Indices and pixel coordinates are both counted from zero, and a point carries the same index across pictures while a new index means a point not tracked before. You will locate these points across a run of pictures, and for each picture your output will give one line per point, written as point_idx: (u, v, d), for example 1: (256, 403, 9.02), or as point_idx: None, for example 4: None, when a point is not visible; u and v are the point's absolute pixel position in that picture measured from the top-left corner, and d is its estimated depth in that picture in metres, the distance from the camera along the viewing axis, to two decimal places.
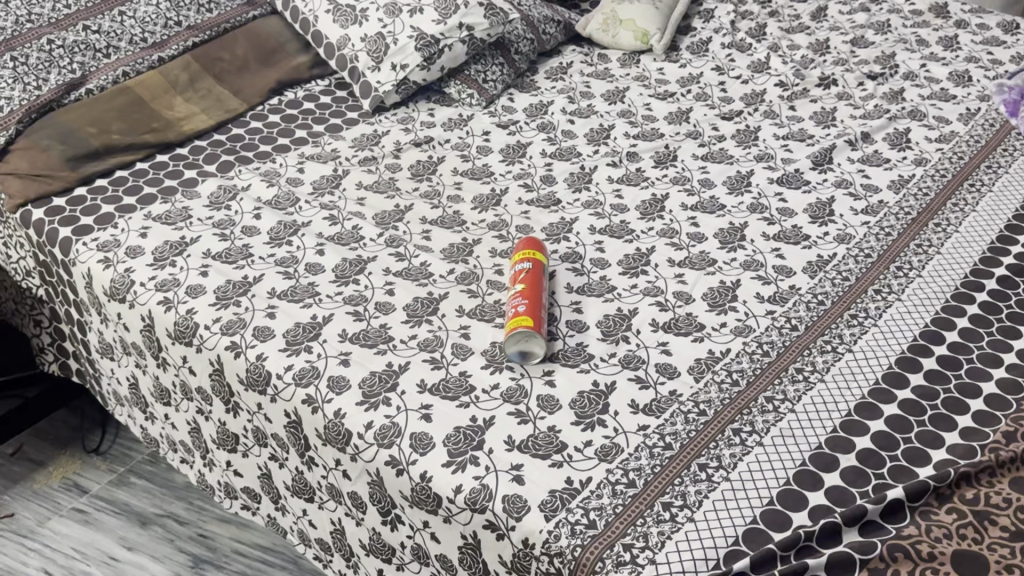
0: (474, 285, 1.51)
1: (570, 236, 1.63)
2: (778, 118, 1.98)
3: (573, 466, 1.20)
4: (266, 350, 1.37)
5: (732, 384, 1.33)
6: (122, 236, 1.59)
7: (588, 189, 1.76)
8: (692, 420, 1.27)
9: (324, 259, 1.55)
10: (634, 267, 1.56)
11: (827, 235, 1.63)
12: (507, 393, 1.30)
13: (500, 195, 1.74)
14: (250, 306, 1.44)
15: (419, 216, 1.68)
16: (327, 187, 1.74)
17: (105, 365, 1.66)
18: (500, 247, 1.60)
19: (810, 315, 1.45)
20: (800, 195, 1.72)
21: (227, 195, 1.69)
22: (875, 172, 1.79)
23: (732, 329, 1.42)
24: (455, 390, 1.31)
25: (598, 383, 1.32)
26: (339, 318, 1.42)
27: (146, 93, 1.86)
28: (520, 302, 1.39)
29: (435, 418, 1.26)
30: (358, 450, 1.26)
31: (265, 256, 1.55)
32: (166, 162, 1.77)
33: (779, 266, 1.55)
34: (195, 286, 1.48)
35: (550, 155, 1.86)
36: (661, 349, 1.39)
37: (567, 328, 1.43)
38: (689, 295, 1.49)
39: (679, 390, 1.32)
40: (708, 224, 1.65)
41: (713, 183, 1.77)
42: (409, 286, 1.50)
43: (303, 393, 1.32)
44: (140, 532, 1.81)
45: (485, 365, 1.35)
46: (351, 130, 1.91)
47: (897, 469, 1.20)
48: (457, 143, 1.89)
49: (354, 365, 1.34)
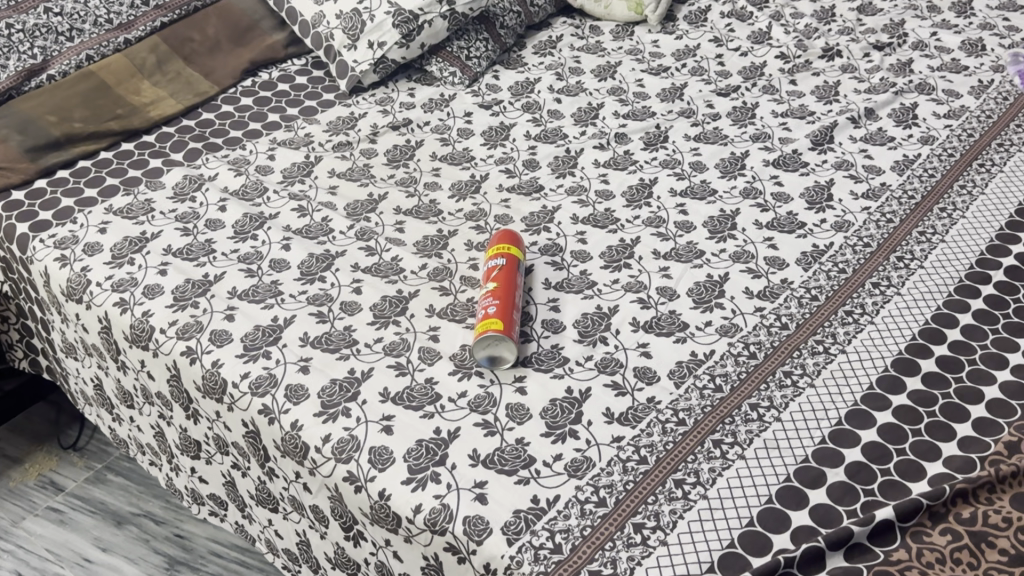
0: (447, 282, 1.43)
1: (551, 226, 1.55)
2: (778, 93, 1.87)
3: (541, 483, 1.12)
4: (223, 356, 1.30)
5: (714, 390, 1.24)
6: (81, 232, 1.52)
7: (573, 174, 1.67)
8: (670, 431, 1.19)
9: (290, 255, 1.47)
10: (616, 260, 1.47)
11: (824, 222, 1.53)
12: (475, 402, 1.23)
13: (480, 181, 1.66)
14: (208, 308, 1.37)
15: (393, 206, 1.59)
16: (298, 175, 1.66)
17: (70, 364, 1.60)
18: (476, 239, 1.52)
19: (802, 312, 1.36)
20: (797, 178, 1.63)
21: (192, 185, 1.62)
22: (878, 152, 1.69)
23: (718, 328, 1.34)
24: (419, 399, 1.23)
25: (572, 390, 1.24)
26: (301, 320, 1.35)
27: (111, 78, 1.78)
28: (491, 303, 1.30)
29: (396, 430, 1.19)
30: (316, 465, 1.20)
31: (228, 252, 1.48)
32: (132, 150, 1.70)
33: (770, 257, 1.46)
34: (153, 286, 1.41)
35: (534, 137, 1.77)
36: (640, 350, 1.30)
37: (542, 328, 1.35)
38: (673, 291, 1.40)
39: (658, 397, 1.23)
40: (698, 212, 1.56)
41: (706, 166, 1.67)
42: (378, 284, 1.42)
43: (259, 403, 1.25)
44: (116, 532, 1.76)
45: (452, 371, 1.27)
46: (327, 113, 1.82)
47: (889, 485, 1.12)
48: (437, 126, 1.80)
49: (314, 372, 1.27)
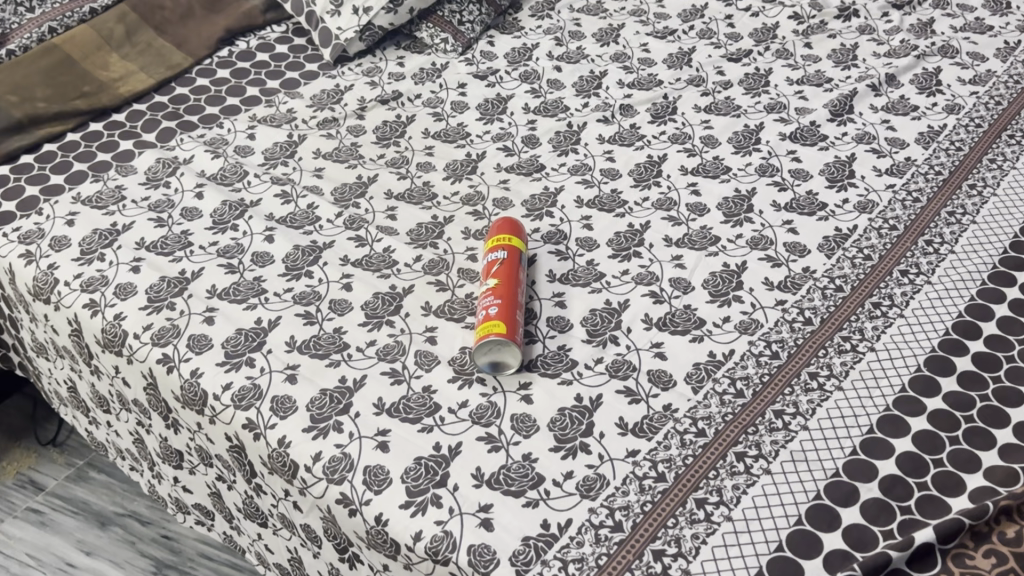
0: (443, 276, 1.33)
1: (554, 211, 1.44)
2: (792, 57, 1.75)
3: (551, 506, 1.03)
4: (203, 365, 1.20)
5: (735, 396, 1.14)
6: (47, 224, 1.41)
7: (575, 151, 1.56)
8: (689, 443, 1.09)
9: (274, 248, 1.37)
10: (624, 248, 1.37)
11: (847, 202, 1.43)
12: (477, 413, 1.13)
13: (476, 160, 1.55)
14: (186, 310, 1.27)
15: (384, 189, 1.49)
16: (280, 156, 1.55)
17: (42, 364, 1.50)
18: (474, 226, 1.41)
19: (826, 305, 1.26)
20: (815, 153, 1.52)
21: (166, 169, 1.50)
22: (900, 123, 1.58)
23: (737, 325, 1.24)
24: (417, 411, 1.14)
25: (581, 399, 1.15)
26: (288, 322, 1.25)
27: (77, 51, 1.66)
28: (492, 302, 1.20)
29: (392, 447, 1.10)
30: (306, 485, 1.10)
31: (206, 245, 1.37)
32: (101, 131, 1.58)
33: (791, 242, 1.36)
34: (125, 284, 1.31)
35: (534, 111, 1.66)
36: (654, 352, 1.21)
37: (548, 327, 1.25)
38: (687, 283, 1.30)
39: (675, 405, 1.14)
40: (711, 192, 1.46)
41: (718, 140, 1.56)
42: (369, 279, 1.32)
43: (243, 417, 1.15)
44: (100, 534, 1.68)
45: (452, 378, 1.18)
46: (310, 86, 1.71)
47: (927, 501, 1.03)
48: (429, 99, 1.68)
49: (302, 382, 1.17)
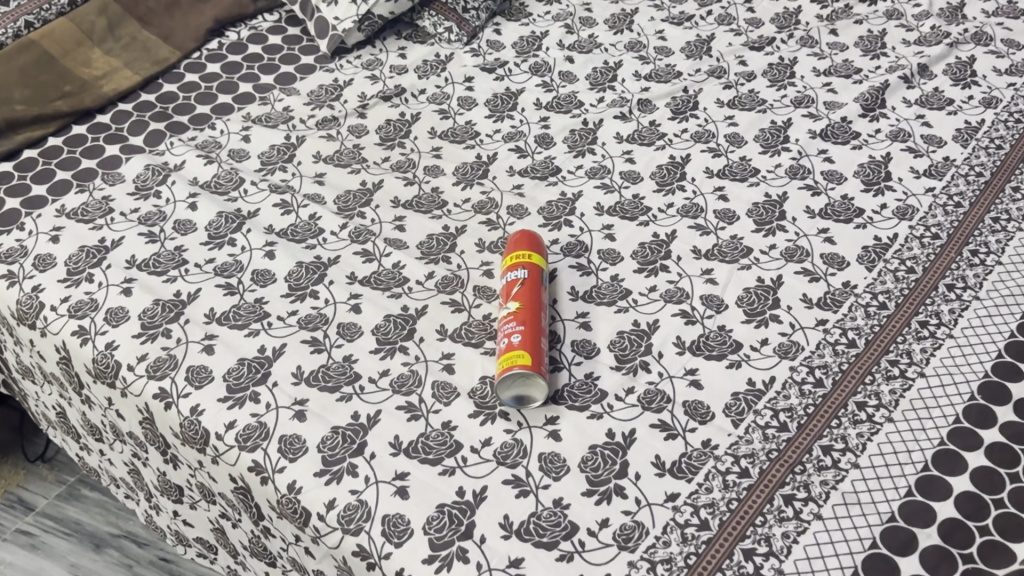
0: (458, 294, 1.24)
1: (573, 219, 1.35)
2: (818, 45, 1.66)
3: (587, 559, 0.95)
4: (203, 401, 1.11)
5: (779, 430, 1.07)
6: (30, 241, 1.31)
7: (592, 152, 1.47)
8: (732, 485, 1.02)
9: (275, 265, 1.27)
10: (650, 260, 1.28)
11: (885, 208, 1.34)
12: (502, 453, 1.05)
13: (487, 162, 1.46)
14: (183, 337, 1.17)
15: (390, 196, 1.39)
16: (278, 161, 1.45)
17: (28, 387, 1.41)
18: (489, 237, 1.32)
19: (870, 325, 1.18)
20: (848, 152, 1.43)
21: (156, 176, 1.41)
22: (936, 118, 1.49)
23: (776, 348, 1.16)
24: (437, 451, 1.05)
25: (613, 435, 1.07)
26: (293, 350, 1.16)
27: (56, 46, 1.55)
28: (515, 330, 1.11)
29: (412, 493, 1.02)
30: (319, 534, 1.02)
31: (202, 263, 1.28)
32: (85, 134, 1.48)
33: (828, 254, 1.27)
34: (116, 309, 1.22)
35: (546, 106, 1.56)
36: (689, 380, 1.12)
37: (573, 353, 1.16)
38: (720, 300, 1.22)
39: (715, 441, 1.06)
40: (740, 197, 1.37)
41: (744, 139, 1.47)
42: (378, 298, 1.23)
43: (248, 459, 1.07)
44: (94, 557, 1.60)
45: (473, 413, 1.09)
46: (306, 81, 1.61)
47: (990, 548, 0.96)
48: (435, 95, 1.58)
49: (311, 420, 1.09)
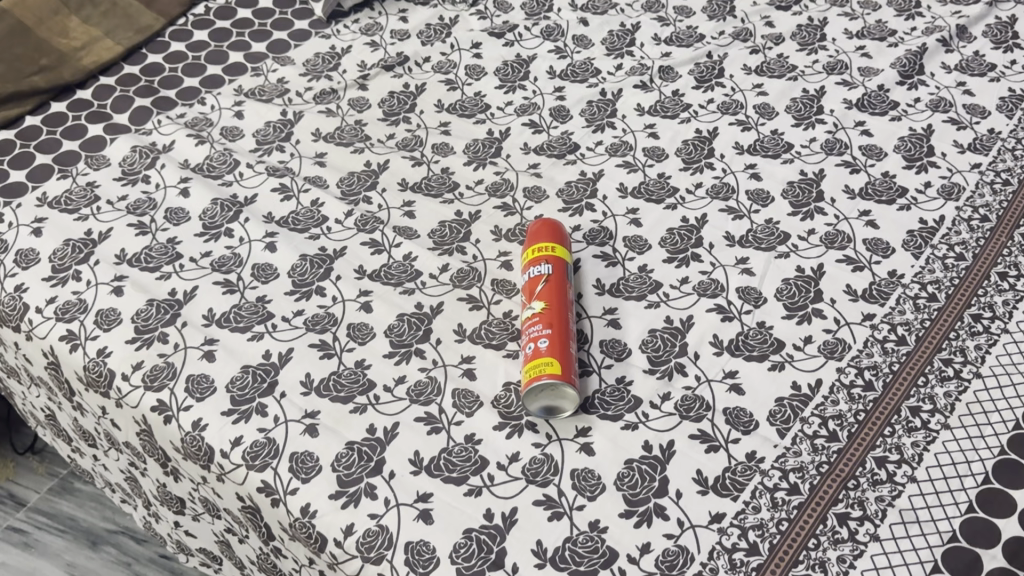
0: (476, 289, 1.15)
1: (595, 202, 1.26)
2: (848, 4, 1.55)
3: None
4: (205, 415, 1.03)
5: (828, 441, 0.99)
6: (10, 234, 1.22)
7: (612, 125, 1.37)
8: (781, 504, 0.95)
9: (277, 258, 1.18)
10: (681, 248, 1.19)
11: (929, 187, 1.25)
12: (531, 469, 0.98)
13: (499, 139, 1.36)
14: (180, 342, 1.09)
15: (397, 179, 1.30)
16: (274, 139, 1.35)
17: (14, 386, 1.32)
18: (505, 224, 1.23)
19: (919, 320, 1.10)
20: (886, 124, 1.34)
21: (143, 159, 1.31)
22: (978, 85, 1.39)
23: (821, 347, 1.08)
24: (462, 468, 0.98)
25: (651, 448, 0.99)
26: (301, 355, 1.07)
27: (31, 15, 1.46)
28: (541, 334, 1.02)
29: (437, 517, 0.94)
30: (336, 561, 0.94)
31: (198, 257, 1.19)
32: (65, 112, 1.38)
33: (871, 239, 1.19)
34: (107, 311, 1.13)
35: (560, 75, 1.46)
36: (729, 384, 1.05)
37: (603, 354, 1.08)
38: (758, 293, 1.14)
39: (760, 453, 0.98)
40: (773, 175, 1.28)
41: (774, 110, 1.38)
42: (390, 296, 1.14)
43: (257, 479, 0.98)
44: (90, 555, 1.53)
45: (498, 425, 1.01)
46: (302, 49, 1.50)
47: None
48: (440, 63, 1.48)
49: (324, 434, 1.00)
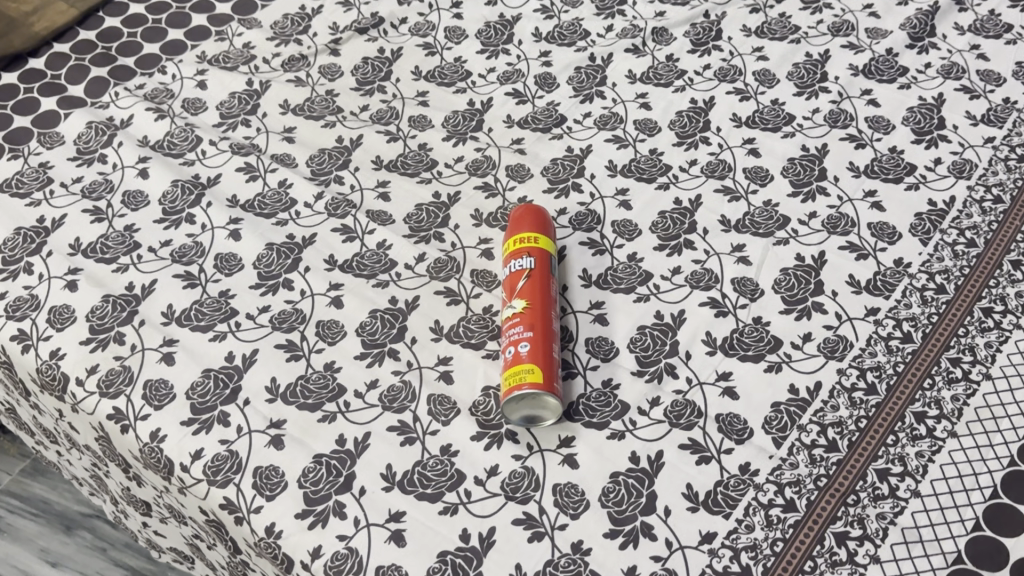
0: (454, 281, 1.08)
1: (582, 182, 1.18)
2: None
3: None
4: (164, 424, 0.96)
5: (827, 451, 0.93)
6: None
7: (601, 95, 1.28)
8: (777, 522, 0.89)
9: (242, 247, 1.11)
10: (673, 234, 1.12)
11: (939, 163, 1.17)
12: (511, 484, 0.91)
13: (481, 110, 1.27)
14: (138, 344, 1.02)
15: (371, 156, 1.22)
16: (239, 112, 1.26)
17: None
18: (486, 207, 1.16)
19: (926, 315, 1.03)
20: (894, 93, 1.25)
21: (99, 136, 1.22)
22: (993, 48, 1.30)
23: (820, 346, 1.01)
24: (437, 483, 0.91)
25: (638, 459, 0.93)
26: (266, 357, 1.01)
27: None
28: (523, 337, 0.95)
29: (409, 538, 0.88)
30: None
31: (158, 247, 1.11)
32: (17, 83, 1.29)
33: (876, 223, 1.11)
34: (60, 308, 1.05)
35: (546, 37, 1.37)
36: (722, 388, 0.98)
37: (588, 355, 1.01)
38: (754, 285, 1.07)
39: (755, 465, 0.92)
40: (773, 151, 1.20)
41: (775, 76, 1.29)
42: (363, 289, 1.07)
43: (218, 496, 0.92)
44: (65, 540, 1.48)
45: (477, 434, 0.95)
46: (269, 10, 1.40)
47: None
48: (418, 24, 1.39)
49: (290, 446, 0.94)
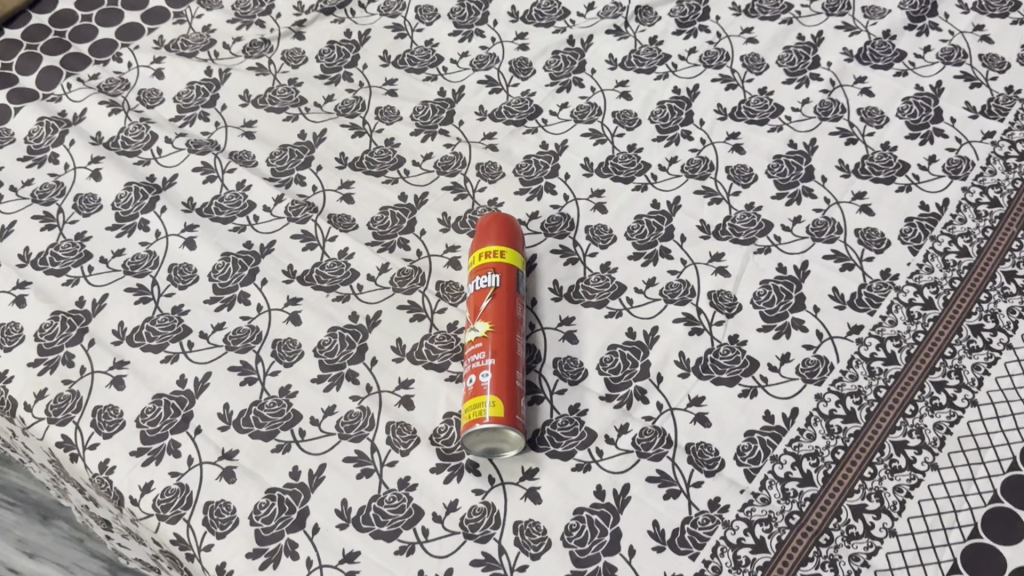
0: (417, 294, 1.03)
1: (555, 183, 1.12)
2: None
3: None
4: (113, 455, 0.92)
5: (801, 485, 0.88)
6: None
7: (579, 83, 1.22)
8: (745, 564, 0.84)
9: (197, 257, 1.06)
10: (648, 242, 1.07)
11: (933, 161, 1.10)
12: (470, 520, 0.87)
13: (452, 100, 1.21)
14: (87, 366, 0.98)
15: (335, 152, 1.16)
16: (197, 104, 1.21)
17: None
18: (454, 210, 1.10)
19: (911, 334, 0.97)
20: (889, 80, 1.18)
21: (52, 133, 1.17)
22: (998, 29, 1.22)
23: (799, 368, 0.96)
24: (394, 520, 0.87)
25: (603, 493, 0.89)
26: (220, 381, 0.97)
27: None
28: (484, 364, 0.90)
29: None
30: None
31: (110, 257, 1.07)
32: None
33: (864, 230, 1.05)
34: (8, 326, 1.01)
35: (522, 17, 1.30)
36: (694, 414, 0.94)
37: (555, 377, 0.97)
38: (731, 299, 1.01)
39: (725, 500, 0.88)
40: (758, 147, 1.14)
41: (763, 62, 1.22)
42: (322, 303, 1.03)
43: (168, 532, 0.88)
44: (42, 531, 1.47)
45: (436, 466, 0.91)
46: None
47: None
48: (388, 4, 1.32)
49: (242, 479, 0.90)
